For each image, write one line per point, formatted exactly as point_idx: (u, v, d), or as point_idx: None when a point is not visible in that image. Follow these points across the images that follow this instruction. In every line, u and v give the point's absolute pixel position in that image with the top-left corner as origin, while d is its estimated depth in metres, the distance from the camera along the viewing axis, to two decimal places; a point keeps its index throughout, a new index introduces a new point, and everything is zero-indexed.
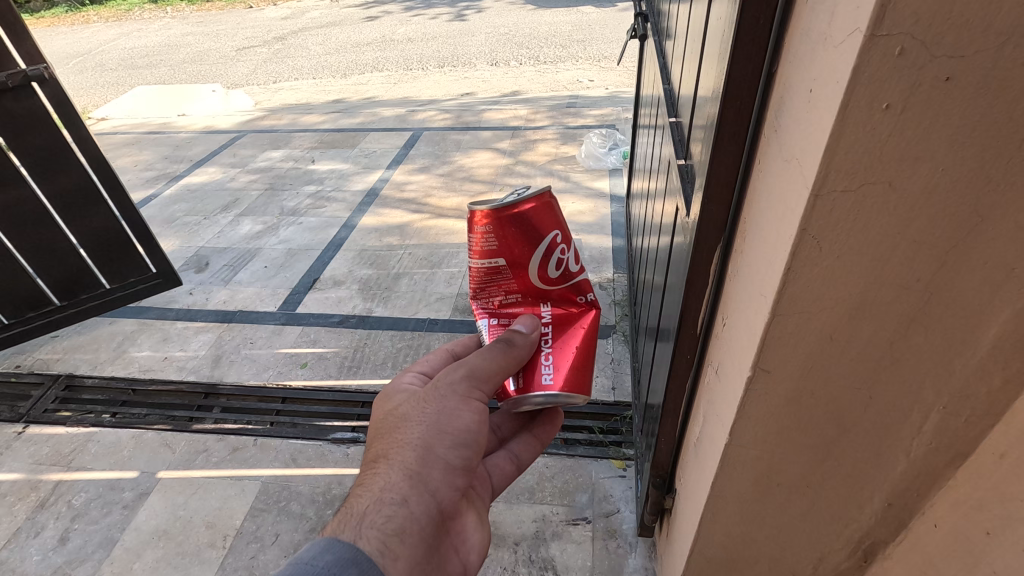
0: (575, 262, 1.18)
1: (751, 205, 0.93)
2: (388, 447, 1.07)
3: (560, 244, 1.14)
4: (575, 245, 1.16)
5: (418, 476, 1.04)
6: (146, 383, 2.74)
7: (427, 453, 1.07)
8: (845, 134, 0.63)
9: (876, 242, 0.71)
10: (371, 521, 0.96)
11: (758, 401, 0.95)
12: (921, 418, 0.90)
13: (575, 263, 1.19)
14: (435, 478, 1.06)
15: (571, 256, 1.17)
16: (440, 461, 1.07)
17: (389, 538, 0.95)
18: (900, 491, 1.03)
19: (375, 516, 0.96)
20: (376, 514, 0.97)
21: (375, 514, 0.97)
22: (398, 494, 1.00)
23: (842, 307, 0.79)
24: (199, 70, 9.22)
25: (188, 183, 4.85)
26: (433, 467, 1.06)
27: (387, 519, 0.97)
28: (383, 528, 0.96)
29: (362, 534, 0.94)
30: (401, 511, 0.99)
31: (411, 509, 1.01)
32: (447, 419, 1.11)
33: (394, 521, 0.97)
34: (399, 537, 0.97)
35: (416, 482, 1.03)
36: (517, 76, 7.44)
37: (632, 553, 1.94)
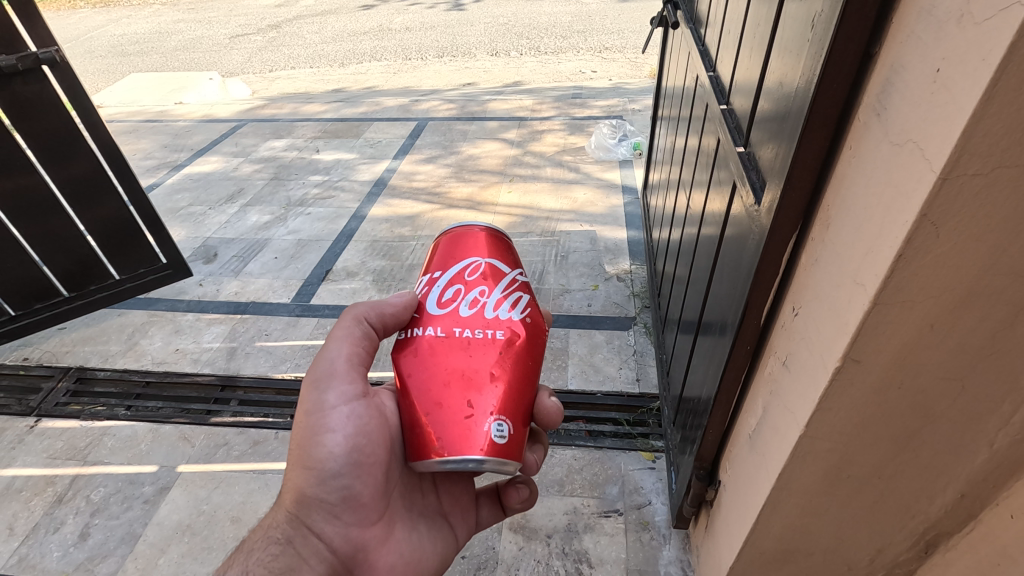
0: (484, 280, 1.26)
1: (839, 192, 0.91)
2: (284, 490, 1.23)
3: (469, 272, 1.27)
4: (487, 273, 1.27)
5: (297, 519, 1.18)
6: (160, 376, 2.69)
7: (302, 496, 1.18)
8: (988, 115, 0.61)
9: (996, 226, 0.70)
10: (256, 560, 1.11)
11: (842, 393, 0.93)
12: (1011, 409, 0.89)
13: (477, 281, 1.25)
14: (316, 518, 1.18)
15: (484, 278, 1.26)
16: (318, 499, 1.18)
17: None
18: (975, 482, 1.03)
19: (259, 557, 1.12)
20: (262, 555, 1.12)
21: (260, 555, 1.12)
22: (281, 536, 1.16)
23: (949, 295, 0.77)
24: (193, 57, 9.04)
25: (190, 172, 4.77)
26: (313, 508, 1.18)
27: (270, 559, 1.12)
28: (267, 567, 1.10)
29: (245, 572, 1.08)
30: (284, 551, 1.14)
31: (294, 551, 1.14)
32: (316, 450, 1.18)
33: (276, 561, 1.12)
34: None
35: (296, 524, 1.17)
36: (520, 66, 7.36)
37: (666, 545, 1.93)
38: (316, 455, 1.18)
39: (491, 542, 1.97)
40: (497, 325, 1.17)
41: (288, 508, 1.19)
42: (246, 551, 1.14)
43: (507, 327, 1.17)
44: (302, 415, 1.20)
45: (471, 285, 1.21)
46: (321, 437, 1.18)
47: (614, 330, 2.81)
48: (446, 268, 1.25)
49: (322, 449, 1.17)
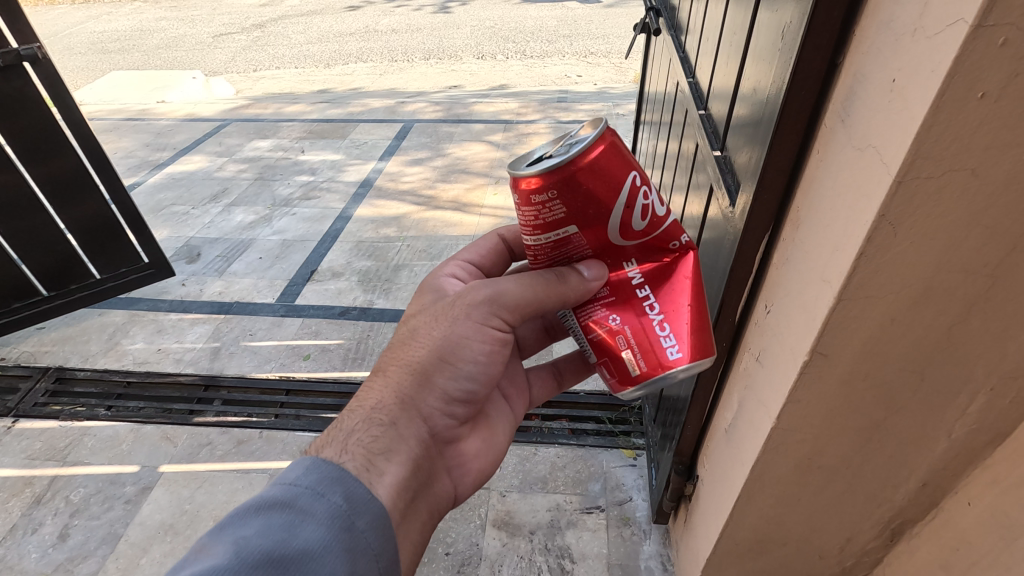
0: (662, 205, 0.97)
1: (808, 194, 0.95)
2: (387, 368, 1.15)
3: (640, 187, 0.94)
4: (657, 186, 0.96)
5: (409, 403, 1.12)
6: (142, 375, 2.67)
7: (424, 382, 1.13)
8: (938, 122, 0.65)
9: (949, 226, 0.75)
10: (358, 437, 1.05)
11: (811, 386, 0.98)
12: (968, 399, 0.94)
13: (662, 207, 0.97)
14: (426, 406, 1.14)
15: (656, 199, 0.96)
16: (438, 390, 1.15)
17: (376, 457, 1.04)
18: (937, 471, 1.08)
19: (362, 435, 1.06)
20: (365, 433, 1.06)
21: (364, 433, 1.06)
22: (386, 417, 1.09)
23: (909, 291, 0.82)
24: (175, 56, 8.95)
25: (173, 171, 4.73)
26: (427, 395, 1.14)
27: (373, 439, 1.06)
28: (370, 446, 1.05)
29: (346, 450, 1.03)
30: (389, 434, 1.08)
31: (399, 432, 1.10)
32: (452, 347, 1.13)
33: (379, 440, 1.06)
34: (384, 456, 1.06)
35: (407, 407, 1.12)
36: (505, 69, 7.41)
37: (647, 539, 1.97)
38: (455, 355, 1.14)
39: (475, 539, 2.00)
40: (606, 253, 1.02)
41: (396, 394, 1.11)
42: (341, 431, 1.06)
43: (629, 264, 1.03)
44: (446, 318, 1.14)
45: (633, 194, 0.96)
46: (467, 342, 1.14)
47: None
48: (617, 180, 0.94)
49: (467, 351, 1.14)
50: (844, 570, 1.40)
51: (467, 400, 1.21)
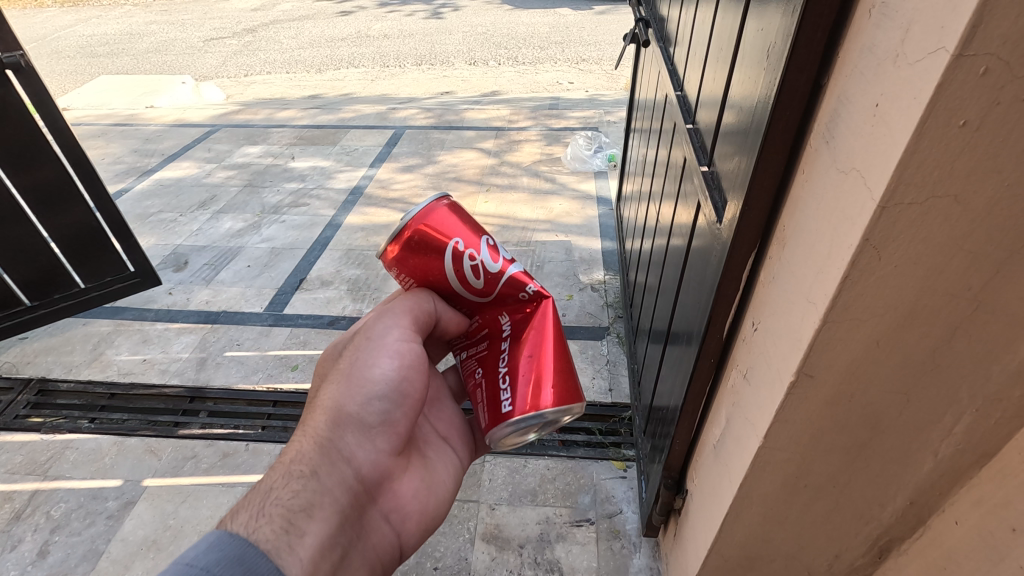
0: (493, 260, 1.22)
1: (794, 214, 0.95)
2: (306, 420, 1.15)
3: (465, 250, 1.21)
4: (481, 245, 1.21)
5: (328, 445, 1.11)
6: (126, 387, 2.63)
7: (339, 415, 1.14)
8: (920, 149, 0.65)
9: (933, 250, 0.74)
10: (276, 496, 1.02)
11: (797, 406, 0.97)
12: (953, 420, 0.94)
13: (494, 262, 1.22)
14: (348, 442, 1.13)
15: (484, 257, 1.21)
16: (353, 423, 1.14)
17: (295, 514, 1.00)
18: (923, 490, 1.08)
19: (281, 492, 1.02)
20: (284, 489, 1.03)
21: (282, 489, 1.03)
22: (306, 468, 1.07)
23: (893, 314, 0.82)
24: (165, 60, 8.88)
25: (161, 178, 4.69)
26: (346, 430, 1.13)
27: (294, 496, 1.03)
28: (288, 502, 1.01)
29: (266, 513, 0.99)
30: (309, 485, 1.05)
31: (319, 480, 1.07)
32: (362, 374, 1.17)
33: (299, 497, 1.03)
34: (305, 512, 1.02)
35: (327, 452, 1.10)
36: (498, 76, 7.42)
37: (636, 553, 1.96)
38: (364, 376, 1.16)
39: (464, 553, 1.98)
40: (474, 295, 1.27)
41: (312, 442, 1.10)
42: (256, 495, 1.02)
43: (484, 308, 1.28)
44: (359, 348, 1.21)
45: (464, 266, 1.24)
46: (376, 364, 1.18)
47: (588, 340, 2.85)
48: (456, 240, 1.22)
49: (376, 370, 1.18)
50: None
51: (392, 433, 1.21)
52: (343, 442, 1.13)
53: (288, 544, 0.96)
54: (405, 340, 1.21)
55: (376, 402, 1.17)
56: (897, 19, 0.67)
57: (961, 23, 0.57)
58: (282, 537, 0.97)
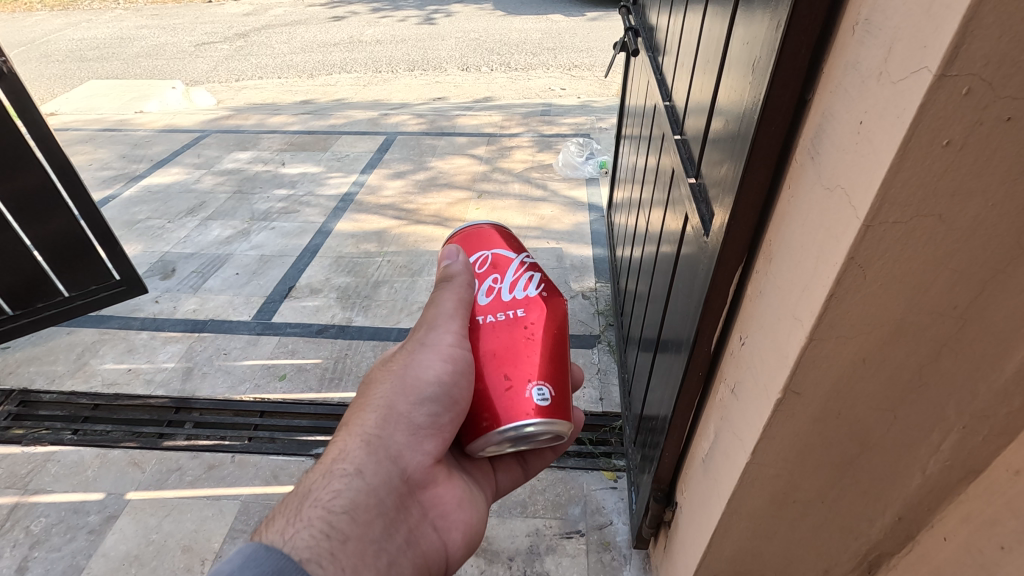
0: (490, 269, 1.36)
1: (780, 229, 0.94)
2: (348, 421, 1.12)
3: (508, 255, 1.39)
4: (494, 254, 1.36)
5: (373, 446, 1.07)
6: (110, 398, 2.59)
7: (387, 415, 1.11)
8: (903, 168, 0.65)
9: (918, 269, 0.74)
10: (316, 498, 0.99)
11: (785, 422, 0.96)
12: (940, 437, 0.94)
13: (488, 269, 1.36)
14: (395, 443, 1.10)
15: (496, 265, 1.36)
16: (400, 424, 1.11)
17: (337, 516, 0.97)
18: (911, 506, 1.07)
19: (323, 493, 0.99)
20: (326, 489, 1.00)
21: (324, 489, 1.00)
22: (350, 466, 1.04)
23: (880, 332, 0.81)
24: (155, 65, 8.84)
25: (149, 184, 4.64)
26: (394, 432, 1.10)
27: (336, 495, 1.00)
28: (330, 504, 0.98)
29: (306, 514, 0.96)
30: (353, 484, 1.02)
31: (364, 480, 1.03)
32: (413, 372, 1.15)
33: (341, 498, 1.00)
34: (349, 514, 0.98)
35: (371, 451, 1.07)
36: (490, 82, 7.43)
37: (627, 565, 1.94)
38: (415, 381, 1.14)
39: None
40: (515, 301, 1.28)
41: (358, 440, 1.07)
42: (298, 498, 1.00)
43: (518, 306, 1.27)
44: (410, 342, 1.23)
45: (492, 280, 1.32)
46: (428, 360, 1.16)
47: (579, 348, 2.83)
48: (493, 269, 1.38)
49: (426, 369, 1.14)
50: None
51: (437, 431, 1.14)
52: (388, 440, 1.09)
53: (327, 548, 0.92)
54: (454, 339, 1.20)
55: (424, 405, 1.12)
56: (879, 37, 0.67)
57: (943, 43, 0.57)
58: (321, 541, 0.93)
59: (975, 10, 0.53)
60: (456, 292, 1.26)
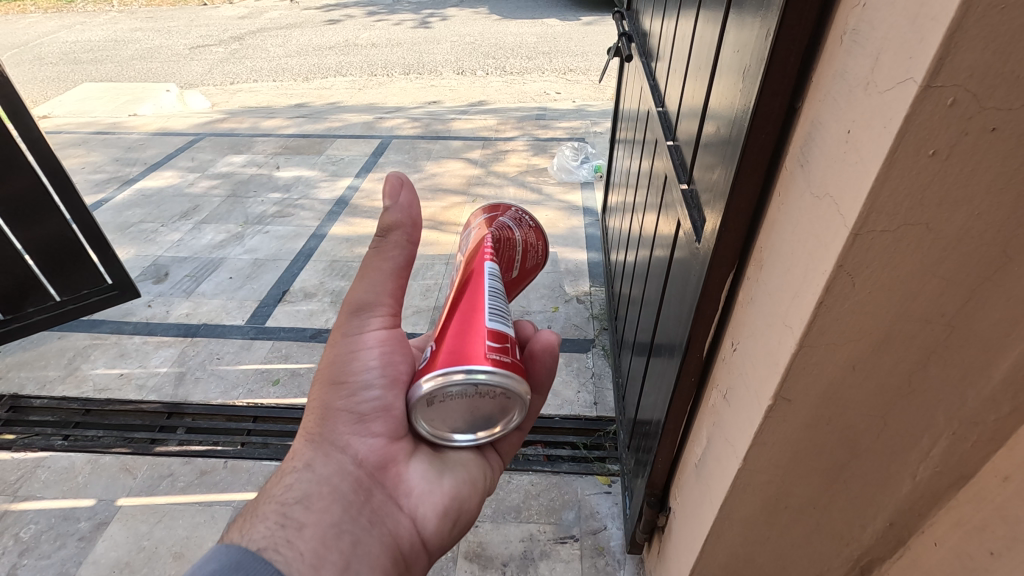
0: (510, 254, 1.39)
1: (771, 236, 0.94)
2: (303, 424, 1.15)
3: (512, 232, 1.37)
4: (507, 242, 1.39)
5: (320, 441, 1.09)
6: (102, 403, 2.57)
7: (326, 412, 1.12)
8: (890, 178, 0.65)
9: (905, 277, 0.74)
10: (272, 496, 1.01)
11: (777, 429, 0.97)
12: (930, 443, 0.94)
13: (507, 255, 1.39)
14: (340, 433, 1.10)
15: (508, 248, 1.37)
16: (340, 415, 1.11)
17: (290, 507, 0.98)
18: (902, 512, 1.07)
19: (277, 490, 1.02)
20: (280, 487, 1.02)
21: (279, 488, 1.02)
22: (300, 463, 1.06)
23: (869, 339, 0.81)
24: (149, 68, 8.81)
25: (143, 187, 4.62)
26: (336, 425, 1.10)
27: (289, 490, 1.01)
28: (284, 498, 1.00)
29: (262, 511, 0.98)
30: (304, 477, 1.04)
31: (315, 473, 1.05)
32: (342, 366, 1.13)
33: (294, 491, 1.01)
34: (302, 503, 1.00)
35: (318, 446, 1.09)
36: (485, 85, 7.44)
37: (620, 570, 1.93)
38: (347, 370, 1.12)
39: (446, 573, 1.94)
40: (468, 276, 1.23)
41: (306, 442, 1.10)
42: (258, 500, 1.02)
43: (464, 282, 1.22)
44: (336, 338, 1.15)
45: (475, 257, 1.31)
46: (356, 352, 1.14)
47: (573, 352, 2.83)
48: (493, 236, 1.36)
49: (355, 362, 1.12)
50: None
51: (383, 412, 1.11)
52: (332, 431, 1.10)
53: (281, 536, 0.93)
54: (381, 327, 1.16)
55: (366, 389, 1.11)
56: (867, 48, 0.67)
57: (928, 55, 0.57)
58: (276, 530, 0.94)
59: (960, 22, 0.54)
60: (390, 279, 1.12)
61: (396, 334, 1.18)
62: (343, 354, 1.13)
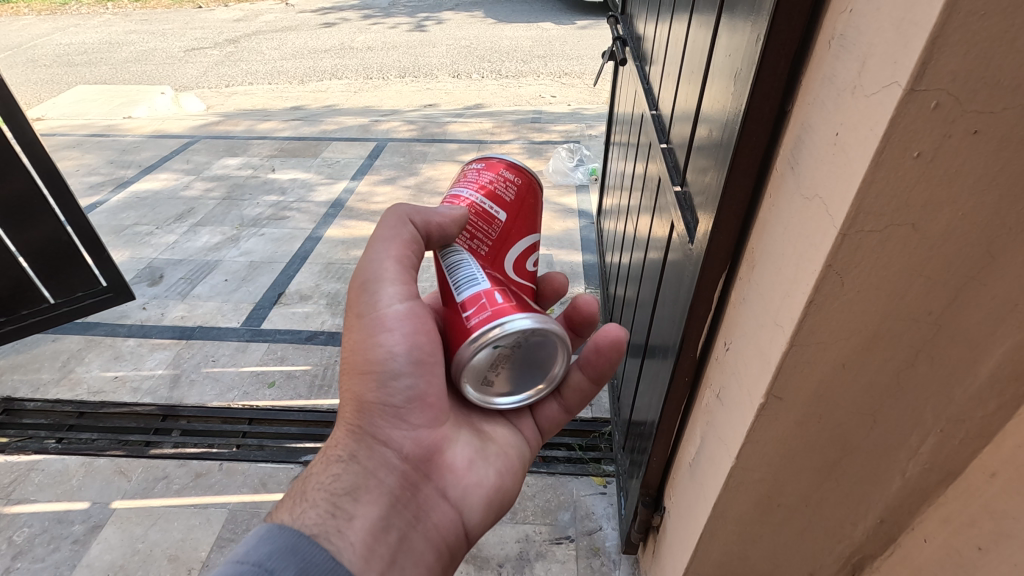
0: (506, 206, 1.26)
1: (762, 237, 0.96)
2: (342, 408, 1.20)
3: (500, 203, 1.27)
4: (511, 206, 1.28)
5: (362, 433, 1.15)
6: (96, 405, 2.56)
7: (364, 404, 1.15)
8: (876, 178, 0.67)
9: (892, 277, 0.76)
10: (318, 483, 1.09)
11: (768, 427, 0.98)
12: (919, 440, 0.96)
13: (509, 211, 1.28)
14: (381, 427, 1.15)
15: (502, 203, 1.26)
16: (382, 409, 1.15)
17: (338, 499, 1.07)
18: (893, 509, 1.09)
19: (323, 478, 1.10)
20: (326, 476, 1.10)
21: (325, 476, 1.10)
22: (343, 454, 1.13)
23: (858, 338, 0.83)
24: (144, 70, 8.79)
25: (137, 190, 4.61)
26: (376, 417, 1.15)
27: (335, 481, 1.10)
28: (332, 489, 1.08)
29: (310, 498, 1.06)
30: (349, 469, 1.11)
31: (359, 465, 1.12)
32: (366, 351, 1.15)
33: (342, 481, 1.10)
34: (349, 496, 1.08)
35: (361, 438, 1.15)
36: (481, 88, 7.46)
37: (616, 570, 1.94)
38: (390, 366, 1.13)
39: None
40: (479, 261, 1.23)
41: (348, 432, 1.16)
42: (304, 484, 1.10)
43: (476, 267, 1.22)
44: (354, 320, 1.17)
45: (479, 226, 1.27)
46: (379, 336, 1.14)
47: None
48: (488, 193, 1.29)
49: (380, 348, 1.13)
50: None
51: (421, 407, 1.16)
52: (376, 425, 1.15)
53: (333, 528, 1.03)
54: (400, 301, 1.16)
55: (398, 380, 1.14)
56: (854, 52, 0.69)
57: (911, 59, 0.59)
58: (326, 522, 1.03)
59: (942, 28, 0.56)
60: (393, 244, 1.18)
61: (416, 307, 1.17)
62: (362, 340, 1.15)
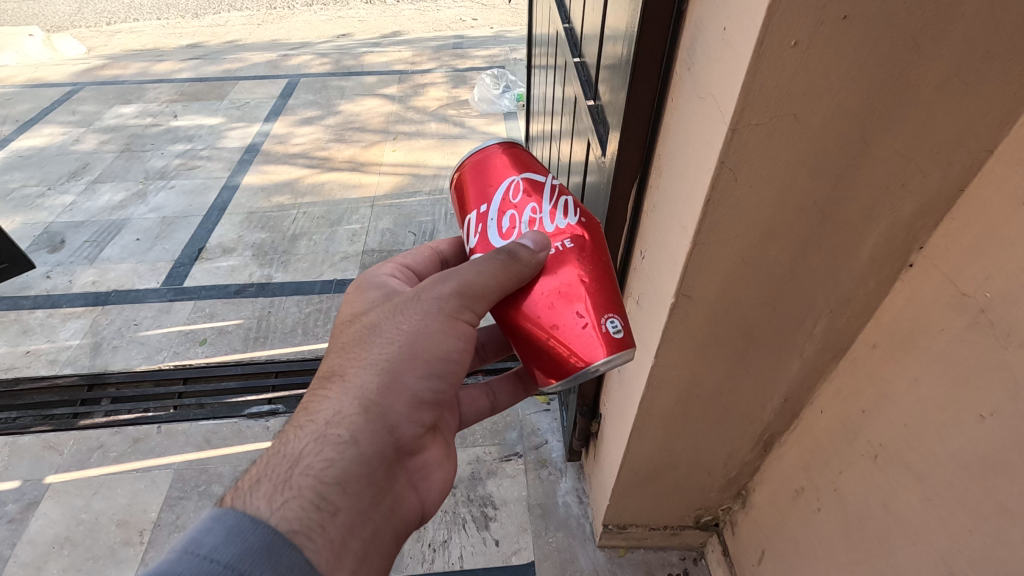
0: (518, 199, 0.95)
1: (667, 142, 0.98)
2: (343, 369, 0.91)
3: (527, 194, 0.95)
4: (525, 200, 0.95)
5: (376, 415, 0.89)
6: (10, 383, 2.39)
7: (391, 381, 0.90)
8: (759, 70, 0.68)
9: (781, 169, 0.79)
10: (306, 465, 0.83)
11: (682, 325, 1.04)
12: (813, 323, 1.04)
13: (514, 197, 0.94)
14: (398, 413, 0.91)
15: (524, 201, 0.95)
16: (407, 396, 0.92)
17: (326, 489, 0.82)
18: (795, 388, 1.20)
19: (312, 461, 0.83)
20: (314, 457, 0.83)
21: (313, 457, 0.83)
22: (345, 433, 0.86)
23: (754, 231, 0.88)
24: (4, 9, 7.65)
25: (18, 148, 4.13)
26: (396, 399, 0.91)
27: (326, 464, 0.83)
28: (320, 474, 0.82)
29: (294, 483, 0.80)
30: (347, 454, 0.85)
31: (358, 450, 0.87)
32: (423, 341, 0.92)
33: (333, 467, 0.84)
34: (338, 487, 0.83)
35: (371, 420, 0.88)
36: (397, 14, 6.98)
37: (563, 477, 2.09)
38: (433, 350, 0.93)
39: None
40: (560, 236, 0.91)
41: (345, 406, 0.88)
42: (279, 462, 0.83)
43: (572, 234, 0.91)
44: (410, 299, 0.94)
45: (520, 206, 0.94)
46: (444, 331, 0.93)
47: None
48: (487, 200, 0.96)
49: (441, 344, 0.93)
50: (729, 481, 1.55)
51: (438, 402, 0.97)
52: (390, 409, 0.91)
53: (325, 523, 0.80)
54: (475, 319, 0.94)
55: (433, 376, 0.94)
56: None
57: None
58: (315, 517, 0.80)
59: None
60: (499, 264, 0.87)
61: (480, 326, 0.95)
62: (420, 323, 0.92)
